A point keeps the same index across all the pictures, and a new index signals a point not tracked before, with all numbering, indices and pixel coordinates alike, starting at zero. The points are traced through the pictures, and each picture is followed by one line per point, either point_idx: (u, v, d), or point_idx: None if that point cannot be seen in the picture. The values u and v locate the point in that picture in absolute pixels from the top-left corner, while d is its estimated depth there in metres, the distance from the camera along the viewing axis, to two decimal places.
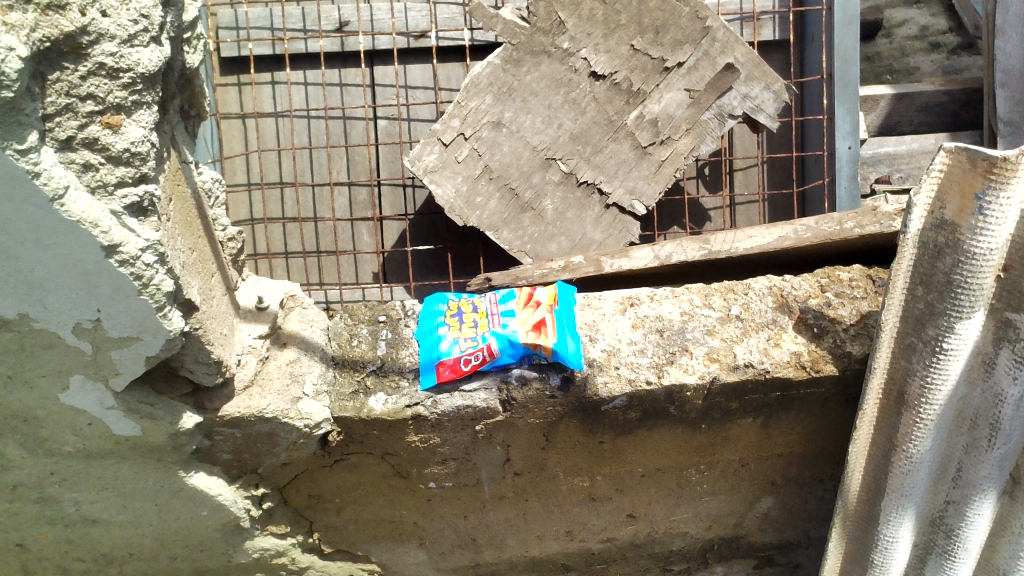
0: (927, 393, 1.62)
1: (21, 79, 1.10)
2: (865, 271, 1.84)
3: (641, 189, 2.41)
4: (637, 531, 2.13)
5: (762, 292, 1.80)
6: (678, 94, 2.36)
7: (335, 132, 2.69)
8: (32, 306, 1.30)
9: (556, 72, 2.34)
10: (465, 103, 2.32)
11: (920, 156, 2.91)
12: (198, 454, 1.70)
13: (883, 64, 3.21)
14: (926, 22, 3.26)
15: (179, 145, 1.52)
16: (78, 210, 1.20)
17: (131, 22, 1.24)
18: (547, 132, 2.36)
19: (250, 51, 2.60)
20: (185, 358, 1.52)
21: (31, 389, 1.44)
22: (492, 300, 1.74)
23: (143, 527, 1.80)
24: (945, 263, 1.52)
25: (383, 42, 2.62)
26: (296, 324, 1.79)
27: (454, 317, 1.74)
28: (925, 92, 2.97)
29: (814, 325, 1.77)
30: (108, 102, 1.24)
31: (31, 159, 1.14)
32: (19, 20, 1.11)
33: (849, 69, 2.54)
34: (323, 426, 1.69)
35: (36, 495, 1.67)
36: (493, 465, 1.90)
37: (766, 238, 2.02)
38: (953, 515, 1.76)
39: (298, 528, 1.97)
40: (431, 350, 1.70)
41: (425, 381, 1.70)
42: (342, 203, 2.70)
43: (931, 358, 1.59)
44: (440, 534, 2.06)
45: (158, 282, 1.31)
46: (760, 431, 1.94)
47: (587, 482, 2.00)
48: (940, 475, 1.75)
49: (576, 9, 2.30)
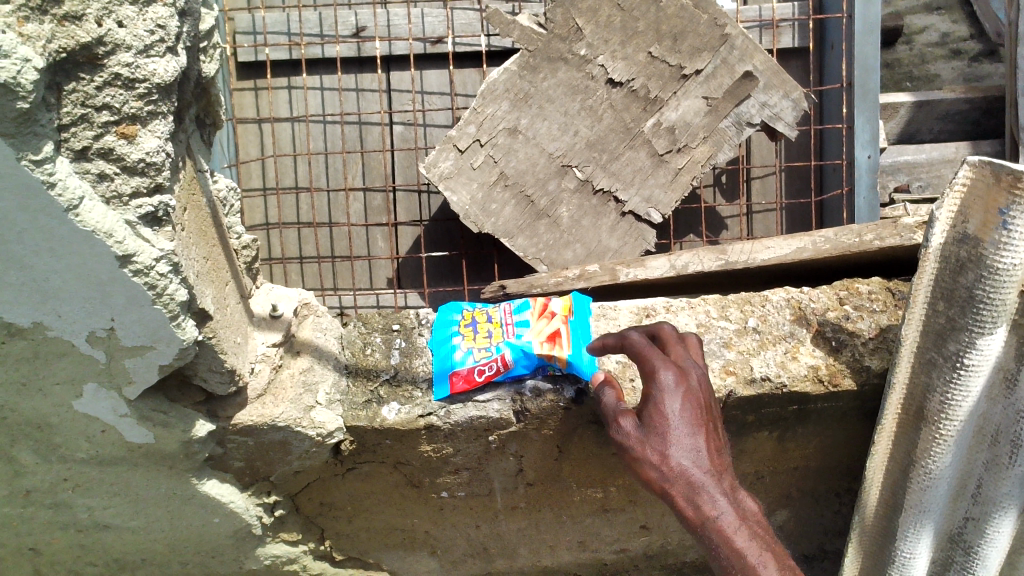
0: (947, 409, 1.59)
1: (37, 90, 1.10)
2: (885, 284, 1.81)
3: (658, 197, 2.39)
4: (651, 542, 2.11)
5: (779, 305, 1.78)
6: (696, 102, 2.34)
7: (351, 136, 2.68)
8: (47, 315, 1.30)
9: (573, 79, 2.32)
10: (482, 109, 2.31)
11: (940, 165, 2.86)
12: (211, 462, 1.70)
13: (904, 71, 3.16)
14: (947, 28, 3.20)
15: (195, 154, 1.53)
16: (93, 220, 1.20)
17: (147, 32, 1.24)
18: (564, 139, 2.35)
19: (266, 56, 2.60)
20: (198, 366, 1.52)
21: (45, 396, 1.44)
22: (506, 309, 1.75)
23: (155, 533, 1.80)
24: (967, 278, 1.50)
25: (400, 48, 2.63)
26: (310, 332, 1.80)
27: (469, 327, 1.74)
28: (945, 100, 2.94)
29: (832, 339, 1.74)
30: (124, 112, 1.24)
31: (45, 170, 1.14)
32: (35, 31, 1.11)
33: (869, 78, 2.50)
34: (336, 435, 1.70)
35: (49, 500, 1.67)
36: (506, 475, 1.89)
37: (784, 250, 1.99)
38: (972, 533, 1.70)
39: (309, 535, 1.98)
40: (446, 360, 1.71)
41: (438, 392, 1.69)
42: (357, 209, 2.70)
43: (951, 374, 1.56)
44: (452, 543, 2.05)
45: (172, 291, 1.31)
46: (776, 444, 1.92)
47: (601, 493, 1.98)
48: (960, 491, 1.70)
49: (593, 15, 2.28)
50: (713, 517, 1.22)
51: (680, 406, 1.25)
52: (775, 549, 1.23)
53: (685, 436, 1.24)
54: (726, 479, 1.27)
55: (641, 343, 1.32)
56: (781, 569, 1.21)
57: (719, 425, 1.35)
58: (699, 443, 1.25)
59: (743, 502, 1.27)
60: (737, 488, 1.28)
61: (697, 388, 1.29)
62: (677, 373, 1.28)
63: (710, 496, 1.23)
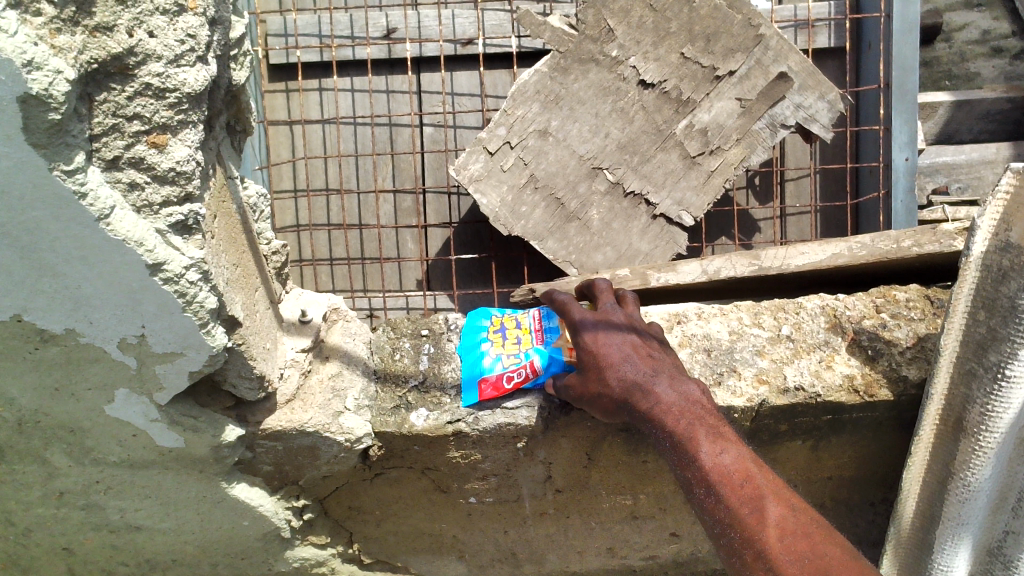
0: (986, 421, 1.53)
1: (68, 101, 1.10)
2: (923, 291, 1.75)
3: (689, 199, 2.35)
4: (681, 549, 2.08)
5: (814, 312, 1.74)
6: (729, 103, 2.30)
7: (381, 139, 2.69)
8: (79, 321, 1.31)
9: (604, 81, 2.29)
10: (512, 111, 2.29)
11: (981, 166, 2.78)
12: (240, 465, 1.71)
13: (944, 69, 3.07)
14: (989, 25, 3.09)
15: (225, 161, 1.53)
16: (124, 229, 1.21)
17: (177, 42, 1.23)
18: (595, 141, 2.32)
19: (298, 59, 2.61)
20: (227, 372, 1.53)
21: (78, 400, 1.45)
22: (534, 316, 1.74)
23: (186, 534, 1.82)
24: (1009, 288, 1.45)
25: (430, 49, 2.62)
26: (339, 337, 1.80)
27: (498, 334, 1.72)
28: (986, 99, 2.85)
29: (868, 348, 1.69)
30: (154, 122, 1.25)
31: (77, 180, 1.15)
32: (67, 42, 1.12)
33: (907, 79, 2.43)
34: (364, 441, 1.70)
35: (83, 501, 1.69)
36: (534, 481, 1.87)
37: (818, 255, 1.93)
38: (1012, 547, 1.60)
39: (338, 538, 1.99)
40: (474, 366, 1.68)
41: (467, 398, 1.68)
42: (386, 210, 2.70)
43: (991, 386, 1.51)
44: (480, 547, 2.04)
45: (201, 299, 1.32)
46: (810, 453, 1.87)
47: (630, 500, 1.95)
48: (998, 502, 1.62)
49: (625, 16, 2.25)
50: (651, 411, 1.47)
51: (599, 337, 1.53)
52: (706, 424, 1.43)
53: (613, 356, 1.50)
54: (661, 374, 1.49)
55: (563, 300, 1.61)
56: (712, 438, 1.42)
57: (658, 338, 1.60)
58: (627, 356, 1.51)
59: (686, 390, 1.48)
60: (678, 378, 1.50)
61: (615, 318, 1.57)
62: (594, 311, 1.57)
63: (643, 392, 1.48)
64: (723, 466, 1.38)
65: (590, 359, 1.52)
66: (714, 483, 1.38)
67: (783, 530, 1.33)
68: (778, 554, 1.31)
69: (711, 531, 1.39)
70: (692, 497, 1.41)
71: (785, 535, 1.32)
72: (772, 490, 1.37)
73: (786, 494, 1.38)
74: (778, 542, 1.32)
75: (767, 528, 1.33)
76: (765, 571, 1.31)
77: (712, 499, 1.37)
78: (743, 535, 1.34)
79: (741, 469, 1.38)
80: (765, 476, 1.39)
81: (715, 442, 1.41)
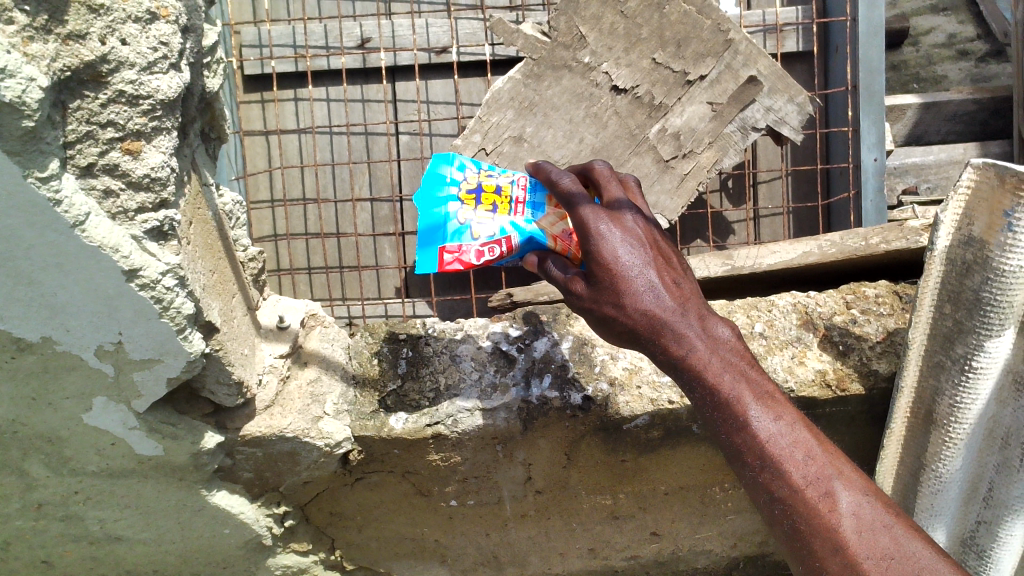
0: (956, 412, 1.57)
1: (42, 108, 1.11)
2: (892, 287, 1.80)
3: (664, 203, 2.37)
4: (661, 549, 2.11)
5: (786, 309, 1.77)
6: (700, 107, 2.34)
7: (357, 147, 2.70)
8: (56, 330, 1.31)
9: (577, 87, 2.32)
10: (487, 118, 2.31)
11: (949, 166, 2.84)
12: (220, 473, 1.71)
13: (911, 72, 3.14)
14: (954, 29, 3.19)
15: (200, 168, 1.54)
16: (99, 235, 1.21)
17: (151, 50, 1.25)
18: (569, 146, 2.34)
19: (272, 69, 2.62)
20: (205, 379, 1.54)
21: (55, 409, 1.45)
22: (521, 187, 1.67)
23: (166, 544, 1.81)
24: (974, 281, 1.50)
25: (404, 58, 2.64)
26: (317, 343, 1.81)
27: (470, 196, 1.67)
28: (953, 101, 2.92)
29: (840, 343, 1.73)
30: (128, 128, 1.26)
31: (52, 186, 1.16)
32: (40, 50, 1.13)
33: (874, 80, 2.49)
34: (344, 445, 1.71)
35: (61, 512, 1.68)
36: (515, 482, 1.88)
37: (790, 254, 1.98)
38: (984, 536, 1.66)
39: (320, 545, 2.00)
40: (440, 232, 1.67)
41: (424, 263, 1.67)
42: (364, 219, 2.71)
43: (959, 378, 1.55)
44: (462, 551, 2.05)
45: (178, 305, 1.33)
46: None
47: (610, 500, 1.97)
48: (970, 493, 1.67)
49: (597, 23, 2.28)
50: (681, 355, 1.31)
51: (619, 256, 1.33)
52: (749, 379, 1.30)
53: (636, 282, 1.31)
54: (691, 311, 1.33)
55: (574, 201, 1.41)
56: (759, 398, 1.29)
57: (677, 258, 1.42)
58: (652, 284, 1.32)
59: (715, 332, 1.33)
60: (705, 317, 1.35)
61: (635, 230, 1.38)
62: (611, 222, 1.36)
63: (674, 334, 1.31)
64: (780, 437, 1.26)
65: (611, 287, 1.33)
66: (773, 455, 1.25)
67: (859, 522, 1.22)
68: (856, 548, 1.21)
69: (769, 512, 1.27)
70: (740, 468, 1.28)
71: (863, 528, 1.21)
72: (837, 468, 1.26)
73: (853, 477, 1.27)
74: (854, 536, 1.21)
75: (842, 518, 1.22)
76: (839, 565, 1.21)
77: (770, 474, 1.25)
78: (811, 520, 1.23)
79: (799, 443, 1.26)
80: (826, 452, 1.28)
81: (766, 408, 1.28)
